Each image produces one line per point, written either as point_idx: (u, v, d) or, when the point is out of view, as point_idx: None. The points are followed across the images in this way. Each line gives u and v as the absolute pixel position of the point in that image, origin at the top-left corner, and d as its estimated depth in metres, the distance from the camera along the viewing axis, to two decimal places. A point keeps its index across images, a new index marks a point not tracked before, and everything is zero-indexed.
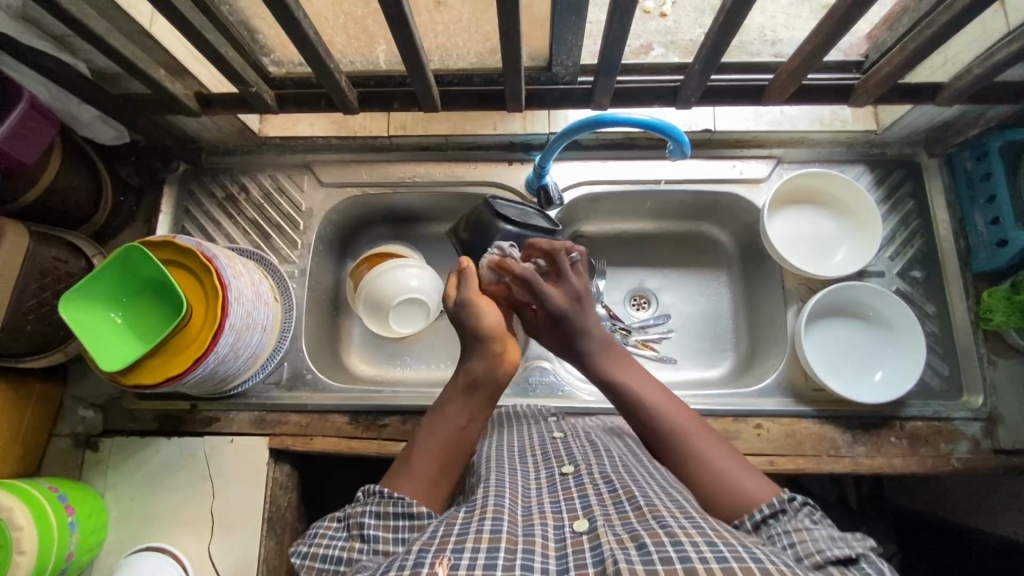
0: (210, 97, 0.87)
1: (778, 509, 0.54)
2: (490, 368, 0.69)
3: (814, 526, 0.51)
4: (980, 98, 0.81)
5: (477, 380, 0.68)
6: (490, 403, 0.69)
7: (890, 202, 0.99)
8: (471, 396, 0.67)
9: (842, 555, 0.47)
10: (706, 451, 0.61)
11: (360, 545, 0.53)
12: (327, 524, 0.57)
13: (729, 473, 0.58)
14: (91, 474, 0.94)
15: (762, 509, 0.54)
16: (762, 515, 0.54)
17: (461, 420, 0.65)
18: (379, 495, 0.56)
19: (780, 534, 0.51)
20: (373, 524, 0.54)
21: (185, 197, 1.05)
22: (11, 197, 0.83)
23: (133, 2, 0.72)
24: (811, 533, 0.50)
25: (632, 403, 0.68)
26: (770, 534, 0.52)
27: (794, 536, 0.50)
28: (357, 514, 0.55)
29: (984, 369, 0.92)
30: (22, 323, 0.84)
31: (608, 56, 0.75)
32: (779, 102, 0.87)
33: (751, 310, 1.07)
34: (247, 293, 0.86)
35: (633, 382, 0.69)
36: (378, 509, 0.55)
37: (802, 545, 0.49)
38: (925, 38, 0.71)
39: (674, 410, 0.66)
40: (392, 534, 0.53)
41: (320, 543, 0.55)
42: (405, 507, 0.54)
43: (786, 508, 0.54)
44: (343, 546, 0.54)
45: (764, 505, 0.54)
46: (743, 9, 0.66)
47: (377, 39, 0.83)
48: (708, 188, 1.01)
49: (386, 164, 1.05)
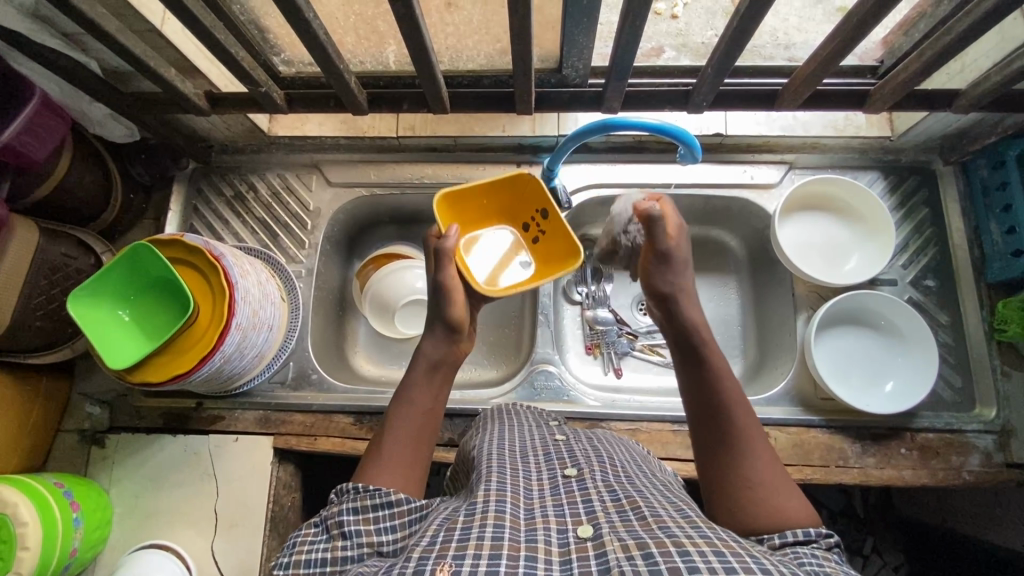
0: (221, 96, 0.87)
1: (811, 538, 0.50)
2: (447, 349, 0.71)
3: (846, 565, 0.48)
4: (997, 105, 0.79)
5: (438, 360, 0.70)
6: (445, 384, 0.71)
7: (904, 210, 0.98)
8: (431, 382, 0.69)
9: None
10: (754, 456, 0.59)
11: (342, 543, 0.54)
12: (305, 531, 0.56)
13: (773, 483, 0.57)
14: (96, 470, 0.94)
15: (794, 534, 0.51)
16: (793, 539, 0.51)
17: (425, 405, 0.67)
18: (354, 491, 0.56)
19: (806, 554, 0.48)
20: (352, 520, 0.54)
21: (194, 195, 1.05)
22: (24, 193, 0.84)
23: (145, 1, 0.73)
24: (842, 566, 0.47)
25: (706, 380, 0.64)
26: (792, 552, 0.49)
27: (822, 560, 0.47)
28: (334, 514, 0.55)
29: (998, 382, 0.91)
30: (31, 319, 0.84)
31: (620, 60, 0.75)
32: (792, 108, 0.86)
33: (760, 317, 1.06)
34: (253, 292, 0.86)
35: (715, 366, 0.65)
36: (355, 505, 0.55)
37: (833, 569, 0.46)
38: (944, 44, 0.70)
39: (742, 407, 0.62)
40: (374, 527, 0.54)
41: (301, 550, 0.54)
42: (382, 497, 0.56)
43: (820, 541, 0.51)
44: (326, 548, 0.54)
45: (798, 530, 0.51)
46: (758, 14, 0.65)
47: (387, 40, 0.83)
48: (719, 194, 1.00)
49: (394, 165, 1.04)
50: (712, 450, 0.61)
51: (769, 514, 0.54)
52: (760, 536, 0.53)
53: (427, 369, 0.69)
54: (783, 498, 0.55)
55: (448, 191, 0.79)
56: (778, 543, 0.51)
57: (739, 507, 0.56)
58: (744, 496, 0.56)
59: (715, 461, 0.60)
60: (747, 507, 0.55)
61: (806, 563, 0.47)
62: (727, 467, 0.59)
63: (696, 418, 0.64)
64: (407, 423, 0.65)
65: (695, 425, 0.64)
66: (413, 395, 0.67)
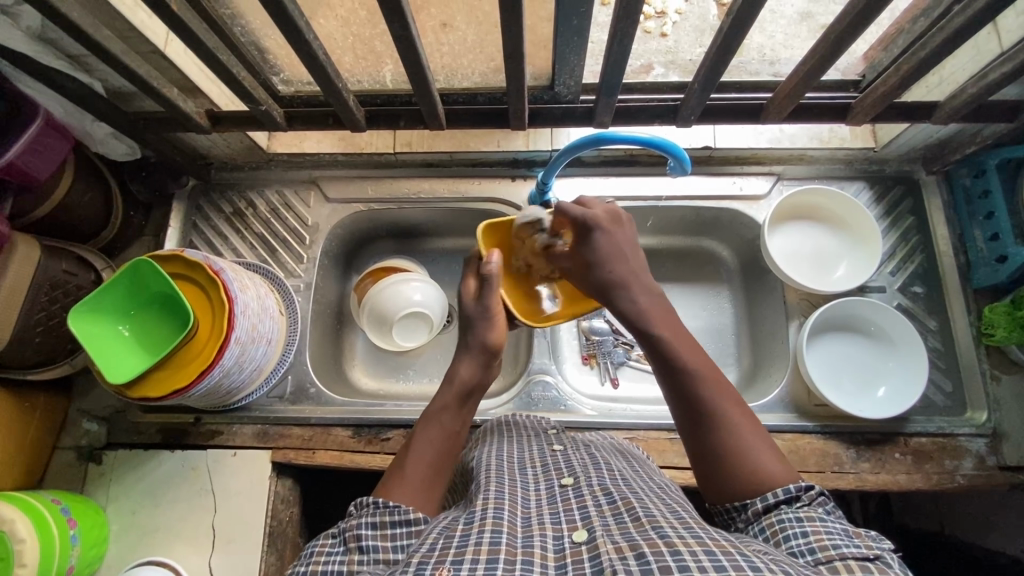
0: (221, 115, 0.89)
1: (792, 495, 0.53)
2: (476, 371, 0.71)
3: (827, 517, 0.51)
4: (974, 117, 0.82)
5: (469, 387, 0.70)
6: (473, 413, 0.71)
7: (890, 218, 1.00)
8: (461, 406, 0.68)
9: (858, 552, 0.46)
10: (731, 424, 0.59)
11: (359, 557, 0.53)
12: (322, 542, 0.56)
13: (751, 447, 0.57)
14: (93, 487, 0.94)
15: (776, 494, 0.54)
16: (775, 500, 0.53)
17: (453, 428, 0.67)
18: (376, 505, 0.57)
19: (790, 520, 0.51)
20: (371, 535, 0.54)
21: (193, 211, 1.06)
22: (25, 211, 0.85)
23: (149, 24, 0.75)
24: (824, 524, 0.49)
25: (669, 357, 0.63)
26: (776, 519, 0.52)
27: (804, 522, 0.50)
28: (353, 526, 0.55)
29: (987, 386, 0.92)
30: (31, 335, 0.84)
31: (610, 77, 0.77)
32: (778, 121, 0.88)
33: (753, 325, 1.07)
34: (252, 307, 0.87)
35: (677, 342, 0.64)
36: (375, 520, 0.55)
37: (815, 535, 0.48)
38: (919, 59, 0.73)
39: (708, 375, 0.62)
40: (391, 542, 0.55)
41: (318, 560, 0.53)
42: (402, 514, 0.56)
43: (801, 497, 0.53)
44: (342, 560, 0.53)
45: (778, 490, 0.54)
46: (741, 31, 0.67)
47: (384, 59, 0.86)
48: (709, 205, 1.02)
49: (391, 180, 1.06)
50: (695, 434, 0.60)
51: (751, 479, 0.56)
52: (743, 501, 0.55)
53: (460, 394, 0.69)
54: (767, 464, 0.56)
55: (489, 222, 0.82)
56: (761, 509, 0.54)
57: (729, 482, 0.57)
58: (734, 471, 0.57)
59: (700, 444, 0.59)
60: (733, 479, 0.56)
61: (790, 536, 0.50)
62: (707, 444, 0.59)
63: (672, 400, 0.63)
64: (434, 444, 0.64)
65: (675, 410, 0.62)
66: (444, 416, 0.67)
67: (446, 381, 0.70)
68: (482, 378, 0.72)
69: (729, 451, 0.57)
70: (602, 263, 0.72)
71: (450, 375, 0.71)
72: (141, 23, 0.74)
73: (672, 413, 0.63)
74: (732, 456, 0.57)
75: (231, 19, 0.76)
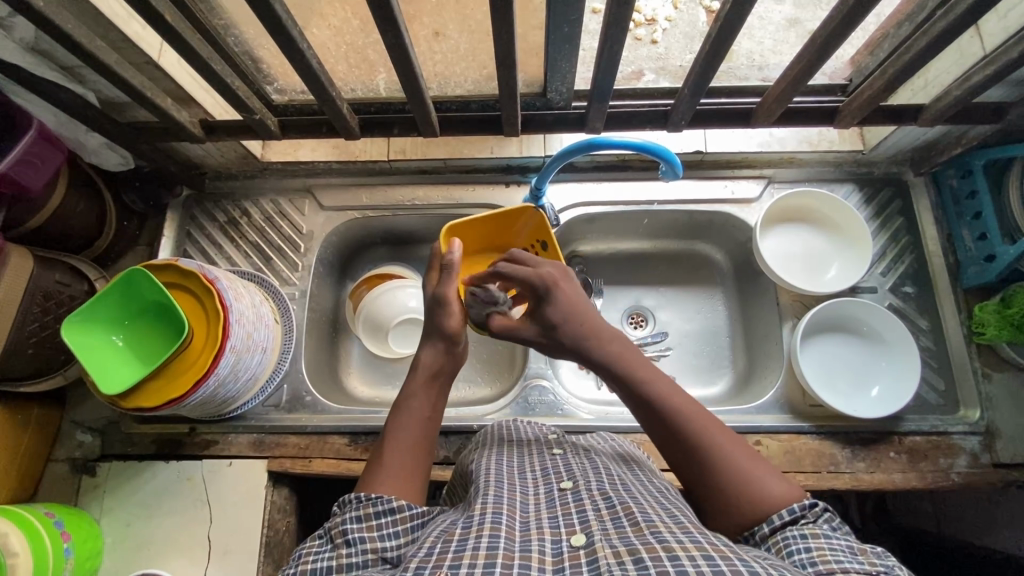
0: (215, 124, 0.89)
1: (797, 515, 0.54)
2: (437, 355, 0.70)
3: (832, 533, 0.51)
4: (958, 118, 0.83)
5: (435, 369, 0.69)
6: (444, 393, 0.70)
7: (880, 219, 1.02)
8: (430, 389, 0.68)
9: (862, 567, 0.46)
10: (724, 457, 0.59)
11: (346, 551, 0.53)
12: (309, 544, 0.56)
13: (749, 474, 0.58)
14: (88, 499, 0.93)
15: (781, 515, 0.54)
16: (781, 521, 0.54)
17: (423, 413, 0.67)
18: (357, 500, 0.56)
19: (794, 536, 0.51)
20: (355, 528, 0.54)
21: (188, 221, 1.07)
22: (17, 223, 0.84)
23: (143, 35, 0.76)
24: (828, 541, 0.50)
25: (648, 399, 0.63)
26: (782, 537, 0.52)
27: (808, 539, 0.50)
28: (337, 524, 0.55)
29: (979, 384, 0.93)
30: (23, 347, 0.84)
31: (600, 83, 0.78)
32: (767, 124, 0.89)
33: (748, 327, 1.08)
34: (247, 316, 0.87)
35: (654, 381, 0.64)
36: (358, 514, 0.55)
37: (819, 552, 0.49)
38: (904, 63, 0.74)
39: (687, 412, 0.62)
40: (377, 532, 0.54)
41: (307, 561, 0.54)
42: (385, 503, 0.56)
43: (806, 515, 0.54)
44: (330, 557, 0.53)
45: (783, 511, 0.54)
46: (729, 37, 0.68)
47: (378, 67, 0.86)
48: (701, 209, 1.03)
49: (386, 188, 1.07)
50: (687, 469, 0.60)
51: (754, 507, 0.56)
52: (748, 530, 0.56)
53: (426, 378, 0.68)
54: (765, 489, 0.57)
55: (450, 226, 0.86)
56: (768, 532, 0.54)
57: (731, 513, 0.57)
58: (735, 502, 0.57)
59: (696, 479, 0.59)
60: (738, 512, 0.57)
61: (794, 550, 0.50)
62: (706, 481, 0.59)
63: (661, 441, 0.63)
64: (409, 433, 0.64)
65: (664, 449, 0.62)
66: (412, 402, 0.67)
67: (411, 368, 0.70)
68: (448, 359, 0.71)
69: (730, 485, 0.57)
70: (567, 321, 0.69)
71: (413, 364, 0.70)
72: (135, 34, 0.74)
73: (663, 453, 0.63)
74: (724, 486, 0.58)
75: (224, 30, 0.76)
